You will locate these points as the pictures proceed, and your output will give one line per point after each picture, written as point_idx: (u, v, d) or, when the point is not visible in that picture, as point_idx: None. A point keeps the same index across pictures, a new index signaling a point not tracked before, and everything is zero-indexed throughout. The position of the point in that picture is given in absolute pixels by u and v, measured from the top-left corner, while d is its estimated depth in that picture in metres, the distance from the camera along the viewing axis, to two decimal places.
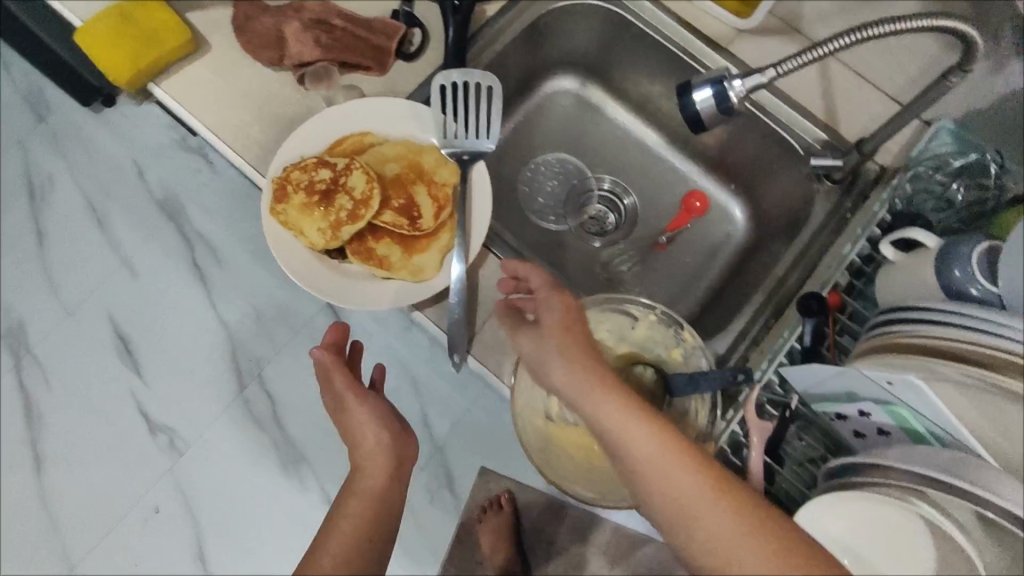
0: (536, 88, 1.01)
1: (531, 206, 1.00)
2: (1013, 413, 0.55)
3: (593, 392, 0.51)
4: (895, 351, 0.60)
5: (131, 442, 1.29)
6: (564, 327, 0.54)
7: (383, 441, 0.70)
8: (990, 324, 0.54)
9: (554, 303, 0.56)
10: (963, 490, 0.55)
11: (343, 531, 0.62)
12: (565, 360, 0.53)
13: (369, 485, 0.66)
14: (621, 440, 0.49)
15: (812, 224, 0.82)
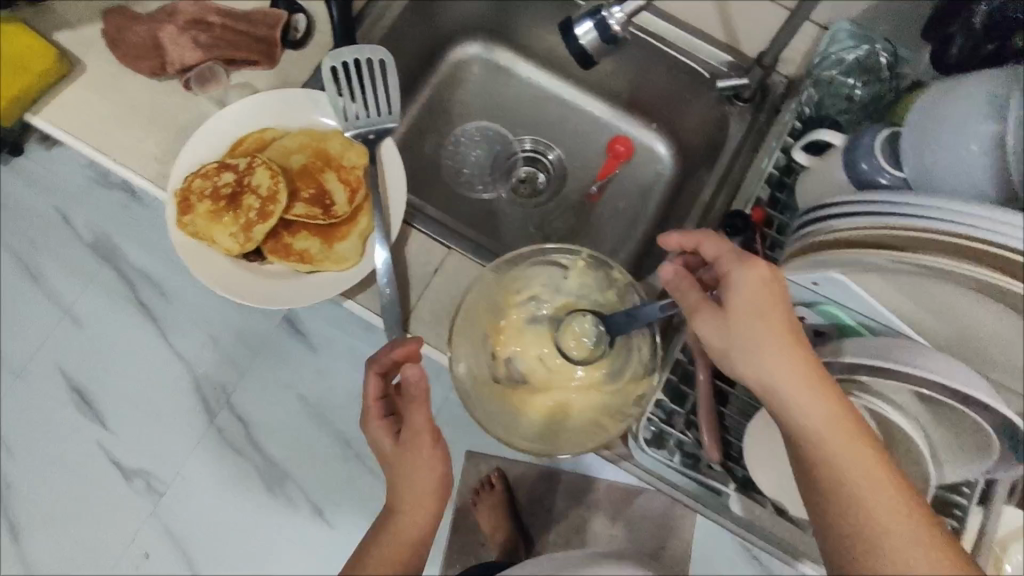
0: (442, 58, 0.99)
1: (459, 179, 0.98)
2: (938, 291, 0.56)
3: (795, 386, 0.51)
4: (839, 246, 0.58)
5: (106, 491, 1.25)
6: (752, 315, 0.52)
7: (428, 494, 0.62)
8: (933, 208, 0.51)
9: (744, 280, 0.53)
10: (892, 371, 0.55)
11: (389, 543, 0.61)
12: (758, 349, 0.52)
13: (399, 542, 0.61)
14: (814, 436, 0.51)
15: (731, 146, 0.82)
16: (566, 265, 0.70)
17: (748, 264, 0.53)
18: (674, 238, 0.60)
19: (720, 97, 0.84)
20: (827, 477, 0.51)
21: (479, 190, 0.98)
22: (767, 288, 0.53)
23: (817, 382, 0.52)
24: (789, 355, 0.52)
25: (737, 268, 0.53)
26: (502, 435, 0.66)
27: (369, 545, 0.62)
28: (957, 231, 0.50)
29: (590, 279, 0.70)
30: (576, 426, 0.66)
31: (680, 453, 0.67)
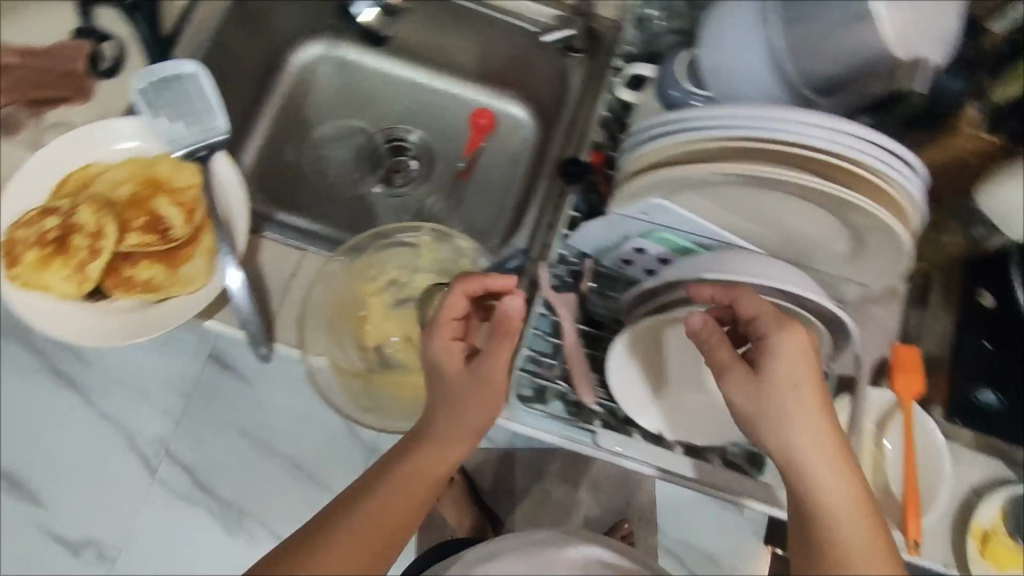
0: (284, 63, 0.98)
1: (327, 180, 0.96)
2: (761, 196, 0.58)
3: (823, 460, 0.49)
4: (672, 162, 0.56)
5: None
6: (788, 385, 0.50)
7: (460, 441, 0.56)
8: (765, 121, 0.53)
9: (786, 347, 0.51)
10: (731, 281, 0.57)
11: (384, 501, 0.51)
12: (787, 419, 0.50)
13: (408, 490, 0.52)
14: (834, 522, 0.48)
15: (574, 96, 0.83)
16: (413, 243, 0.72)
17: (793, 329, 0.51)
18: (706, 291, 0.56)
19: (557, 50, 0.85)
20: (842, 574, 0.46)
21: (351, 188, 0.96)
22: (805, 359, 0.51)
23: (846, 469, 0.49)
24: (820, 430, 0.50)
25: (778, 333, 0.51)
26: (382, 423, 0.66)
27: (371, 482, 0.53)
28: (740, 133, 0.53)
29: (443, 252, 0.71)
30: None
31: (560, 403, 0.67)
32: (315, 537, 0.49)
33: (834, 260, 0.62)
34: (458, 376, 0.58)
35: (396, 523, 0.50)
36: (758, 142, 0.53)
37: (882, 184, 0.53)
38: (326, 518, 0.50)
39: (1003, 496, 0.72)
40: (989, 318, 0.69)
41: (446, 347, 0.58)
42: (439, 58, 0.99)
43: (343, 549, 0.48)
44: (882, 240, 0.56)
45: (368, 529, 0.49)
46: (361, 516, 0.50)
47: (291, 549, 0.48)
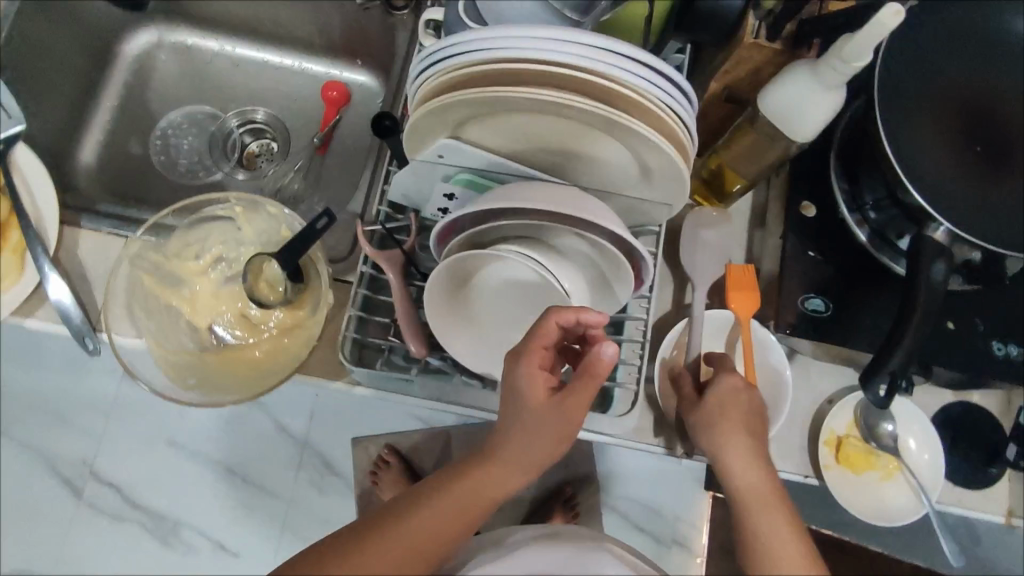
0: (117, 57, 0.94)
1: (178, 171, 0.93)
2: (548, 124, 0.57)
3: (742, 459, 0.54)
4: (457, 88, 0.55)
5: None
6: (721, 406, 0.57)
7: (521, 471, 0.54)
8: (550, 43, 0.52)
9: (725, 381, 0.58)
10: (523, 207, 0.56)
11: (436, 514, 0.51)
12: (711, 430, 0.56)
13: (459, 508, 0.52)
14: (748, 501, 0.51)
15: (401, 53, 0.82)
16: (230, 216, 0.70)
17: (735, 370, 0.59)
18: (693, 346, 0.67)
19: (382, 9, 0.84)
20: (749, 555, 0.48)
21: (205, 175, 0.94)
22: (738, 394, 0.57)
23: (764, 465, 0.53)
24: (742, 438, 0.55)
25: (721, 371, 0.59)
26: (213, 400, 0.65)
27: (423, 500, 0.52)
28: (489, 59, 0.53)
29: (259, 222, 0.70)
30: (280, 364, 0.66)
31: (397, 361, 0.67)
32: (359, 544, 0.48)
33: (631, 183, 0.62)
34: (528, 412, 0.52)
35: (437, 542, 0.50)
36: (541, 64, 0.52)
37: (633, 96, 0.53)
38: (373, 526, 0.50)
39: (855, 403, 0.72)
40: (815, 230, 0.71)
41: (536, 384, 0.52)
42: (278, 34, 0.97)
43: (390, 552, 0.48)
44: (653, 153, 0.56)
45: (409, 543, 0.49)
46: (413, 524, 0.50)
47: (333, 550, 0.49)
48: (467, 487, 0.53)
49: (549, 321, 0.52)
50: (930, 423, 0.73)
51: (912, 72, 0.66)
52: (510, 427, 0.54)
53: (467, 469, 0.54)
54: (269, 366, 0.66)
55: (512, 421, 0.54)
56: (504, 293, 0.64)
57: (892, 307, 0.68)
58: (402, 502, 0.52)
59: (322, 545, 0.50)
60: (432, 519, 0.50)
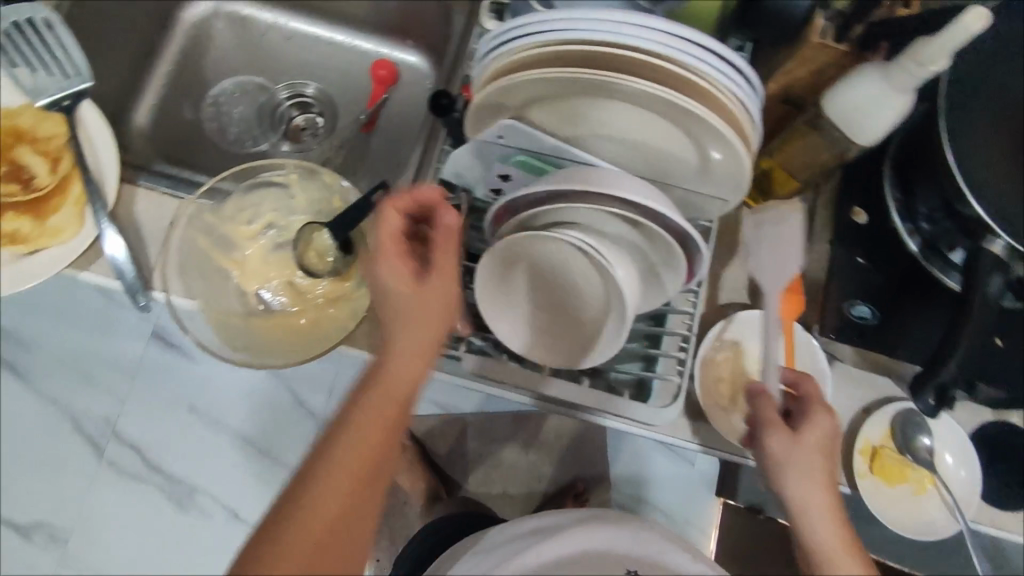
0: (176, 23, 0.96)
1: (227, 139, 0.95)
2: (612, 110, 0.58)
3: (824, 510, 0.51)
4: (526, 69, 0.55)
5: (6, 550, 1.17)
6: (816, 451, 0.53)
7: (414, 364, 0.51)
8: (624, 27, 0.52)
9: (824, 421, 0.54)
10: (579, 192, 0.56)
11: (343, 448, 0.48)
12: (795, 470, 0.52)
13: (364, 434, 0.48)
14: (829, 563, 0.49)
15: (457, 35, 0.82)
16: (285, 183, 0.71)
17: (827, 409, 0.55)
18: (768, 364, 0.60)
19: None
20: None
21: (253, 145, 0.95)
22: (829, 438, 0.54)
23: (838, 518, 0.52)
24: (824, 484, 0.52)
25: (819, 410, 0.55)
26: (258, 363, 0.65)
27: (333, 436, 0.49)
28: (559, 38, 0.53)
29: (313, 192, 0.71)
30: (325, 333, 0.66)
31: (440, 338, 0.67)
32: (292, 506, 0.46)
33: (685, 174, 0.62)
34: (412, 297, 0.52)
35: (363, 460, 0.48)
36: (612, 48, 0.53)
37: (701, 82, 0.53)
38: (298, 487, 0.47)
39: (896, 413, 0.71)
40: (864, 237, 0.70)
41: (401, 265, 0.52)
42: (332, 10, 0.97)
43: (323, 503, 0.46)
44: (716, 143, 0.56)
45: (332, 487, 0.46)
46: (328, 469, 0.47)
47: (272, 525, 0.46)
48: (368, 401, 0.49)
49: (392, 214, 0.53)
50: (968, 438, 0.73)
51: (974, 84, 0.65)
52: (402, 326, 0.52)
53: (366, 383, 0.51)
54: (314, 335, 0.67)
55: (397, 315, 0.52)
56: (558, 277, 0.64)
57: (941, 319, 0.68)
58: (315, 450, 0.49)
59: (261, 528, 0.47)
60: (346, 446, 0.48)
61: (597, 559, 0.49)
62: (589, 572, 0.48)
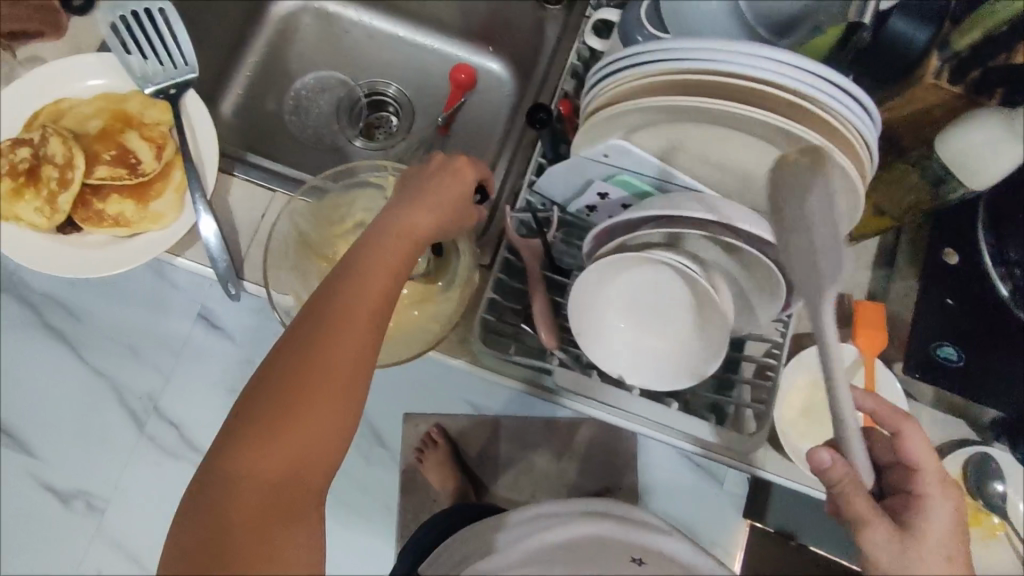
0: (266, 14, 0.98)
1: (307, 133, 0.96)
2: (727, 140, 0.58)
3: None
4: (646, 93, 0.56)
5: (45, 516, 1.18)
6: (940, 551, 0.51)
7: (425, 224, 0.56)
8: (757, 59, 0.52)
9: (942, 512, 0.53)
10: (685, 217, 0.57)
11: (349, 280, 0.51)
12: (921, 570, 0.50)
13: (369, 272, 0.52)
14: None
15: (549, 47, 0.82)
16: (382, 184, 0.71)
17: (951, 497, 0.54)
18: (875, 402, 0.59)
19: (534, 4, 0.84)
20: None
21: (330, 140, 0.96)
22: (954, 533, 0.53)
23: None
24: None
25: (937, 498, 0.53)
26: None
27: (315, 323, 0.49)
28: (700, 68, 0.53)
29: None
30: (406, 332, 0.67)
31: (517, 346, 0.69)
32: (274, 383, 0.48)
33: None
34: (413, 210, 0.56)
35: (347, 345, 0.49)
36: (739, 79, 0.53)
37: (838, 124, 0.53)
38: (277, 366, 0.48)
39: (966, 457, 0.71)
40: (955, 279, 0.70)
41: (416, 191, 0.57)
42: (419, 12, 0.98)
43: (327, 330, 0.49)
44: (836, 185, 0.56)
45: (333, 317, 0.49)
46: (333, 297, 0.50)
47: (253, 399, 0.48)
48: (350, 292, 0.51)
49: (456, 163, 0.59)
50: None
51: None
52: (392, 231, 0.55)
53: (354, 259, 0.53)
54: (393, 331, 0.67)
55: (394, 222, 0.55)
56: (654, 298, 0.65)
57: None
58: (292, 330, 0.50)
59: (241, 401, 0.48)
60: (328, 331, 0.49)
61: (603, 547, 0.56)
62: (590, 551, 0.56)
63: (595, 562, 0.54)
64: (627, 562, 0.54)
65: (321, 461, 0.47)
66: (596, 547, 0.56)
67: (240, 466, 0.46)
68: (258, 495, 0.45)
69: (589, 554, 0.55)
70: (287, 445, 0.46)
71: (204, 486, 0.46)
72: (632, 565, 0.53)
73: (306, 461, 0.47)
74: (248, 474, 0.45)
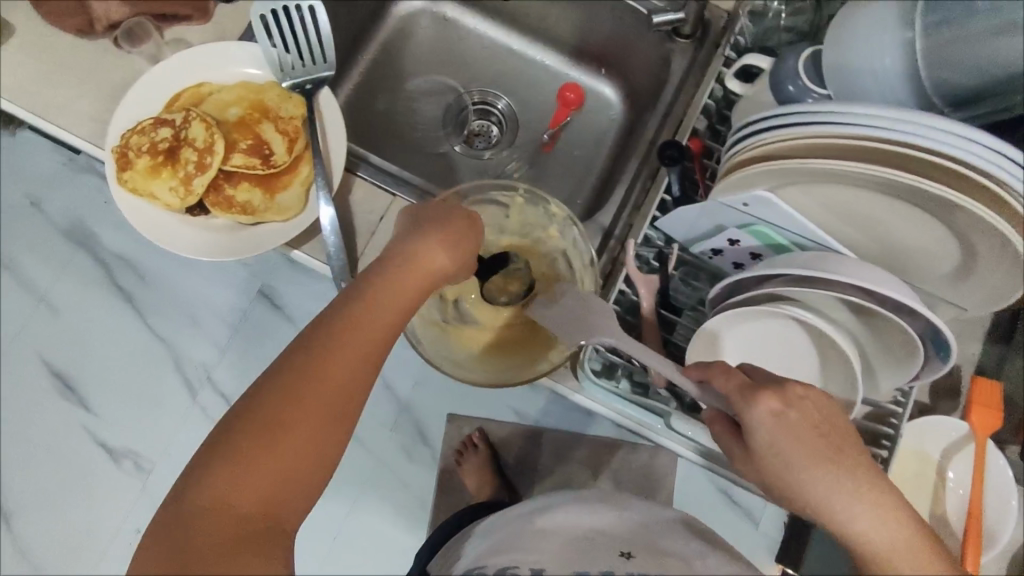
0: (386, 13, 0.99)
1: (414, 135, 0.97)
2: (878, 201, 0.57)
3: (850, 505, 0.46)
4: (802, 152, 0.55)
5: (95, 471, 1.21)
6: (778, 458, 0.48)
7: (439, 260, 0.56)
8: (934, 131, 0.50)
9: (758, 419, 0.49)
10: (830, 281, 0.56)
11: (365, 305, 0.51)
12: (794, 477, 0.48)
13: (385, 300, 0.52)
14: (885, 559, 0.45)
15: (673, 82, 0.81)
16: (505, 203, 0.73)
17: (764, 392, 0.49)
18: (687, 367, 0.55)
19: (661, 34, 0.83)
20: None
21: (436, 144, 0.97)
22: (784, 427, 0.48)
23: (882, 502, 0.46)
24: (830, 471, 0.47)
25: (744, 412, 0.49)
26: (461, 376, 0.68)
27: (318, 348, 0.49)
28: (871, 135, 0.51)
29: (530, 215, 0.73)
30: (529, 356, 0.68)
31: (628, 381, 0.69)
32: (269, 405, 0.47)
33: (931, 274, 0.61)
34: (428, 243, 0.56)
35: (348, 375, 0.49)
36: (913, 148, 0.51)
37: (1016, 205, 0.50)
38: (274, 389, 0.47)
39: None
40: None
41: (432, 225, 0.58)
42: (535, 26, 0.98)
43: (335, 352, 0.49)
44: (994, 262, 0.55)
45: (344, 340, 0.49)
46: (345, 319, 0.50)
47: (243, 417, 0.46)
48: (357, 320, 0.50)
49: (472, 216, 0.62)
50: None
51: None
52: (405, 261, 0.55)
53: (369, 282, 0.53)
54: (519, 355, 0.69)
55: (407, 250, 0.55)
56: (773, 350, 0.64)
57: None
58: (290, 353, 0.49)
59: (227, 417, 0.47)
60: (330, 358, 0.48)
61: (592, 544, 0.59)
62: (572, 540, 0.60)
63: (584, 563, 0.58)
64: (616, 560, 0.57)
65: (310, 482, 0.47)
66: (585, 544, 0.59)
67: (221, 489, 0.44)
68: (233, 521, 0.44)
69: (575, 551, 0.59)
70: (275, 470, 0.46)
71: (176, 505, 0.44)
72: (621, 563, 0.57)
73: (293, 487, 0.46)
74: (228, 498, 0.44)
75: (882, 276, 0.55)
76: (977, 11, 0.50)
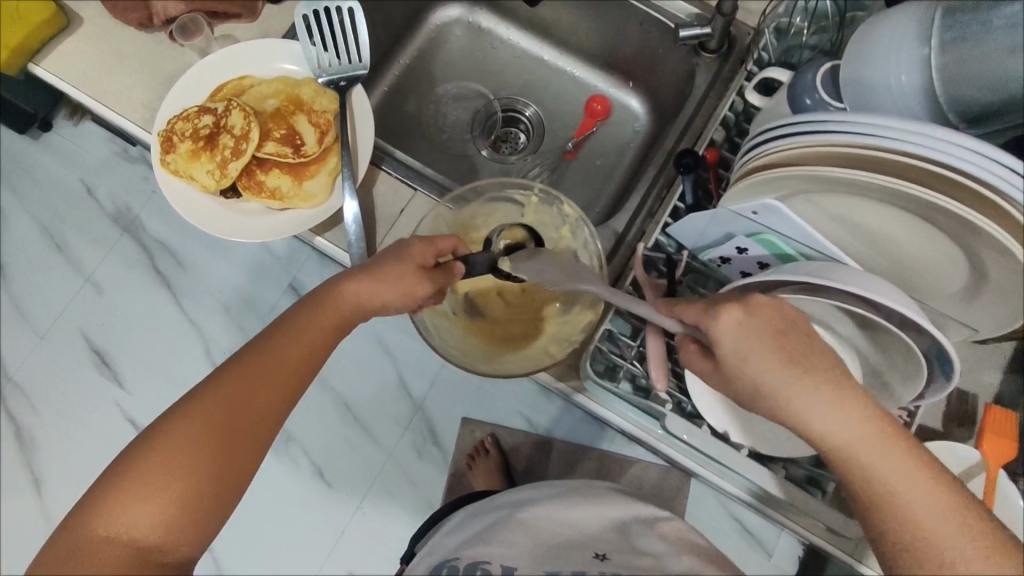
0: (424, 21, 1.03)
1: (442, 139, 1.01)
2: (889, 215, 0.58)
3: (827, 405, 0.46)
4: (819, 160, 0.55)
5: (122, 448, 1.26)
6: (740, 360, 0.48)
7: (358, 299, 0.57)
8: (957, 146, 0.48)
9: (720, 322, 0.49)
10: (840, 294, 0.55)
11: (276, 345, 0.55)
12: (757, 376, 0.48)
13: (297, 337, 0.55)
14: (854, 451, 0.46)
15: (696, 95, 0.83)
16: (522, 203, 0.75)
17: (725, 304, 0.49)
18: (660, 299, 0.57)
19: (687, 48, 0.84)
20: (877, 495, 0.46)
21: (463, 148, 1.01)
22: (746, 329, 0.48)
23: (850, 404, 0.47)
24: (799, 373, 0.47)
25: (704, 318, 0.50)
26: (462, 361, 0.69)
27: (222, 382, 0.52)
28: (882, 146, 0.51)
29: (545, 216, 0.74)
30: (530, 354, 0.70)
31: (629, 383, 0.70)
32: (165, 447, 0.49)
33: (943, 291, 0.61)
34: (357, 283, 0.57)
35: (262, 413, 0.52)
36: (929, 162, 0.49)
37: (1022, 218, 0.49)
38: (178, 419, 0.50)
39: None
40: None
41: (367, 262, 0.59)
42: (566, 38, 1.00)
43: (240, 387, 0.52)
44: (1005, 281, 0.54)
45: (249, 376, 0.53)
46: (253, 356, 0.54)
47: (146, 451, 0.49)
48: (270, 360, 0.54)
49: (410, 241, 0.59)
50: None
51: None
52: (322, 295, 0.57)
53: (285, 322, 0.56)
54: (522, 350, 0.71)
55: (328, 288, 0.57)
56: None
57: None
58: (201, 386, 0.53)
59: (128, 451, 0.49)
60: (246, 395, 0.52)
61: (571, 545, 0.63)
62: (550, 541, 0.64)
63: (557, 563, 0.61)
64: (591, 561, 0.60)
65: (212, 509, 0.50)
66: (562, 545, 0.63)
67: (126, 517, 0.47)
68: (131, 553, 0.47)
69: (554, 550, 0.62)
70: (173, 496, 0.48)
71: (79, 534, 0.47)
72: (594, 563, 0.59)
73: (193, 512, 0.49)
74: (128, 530, 0.47)
75: (897, 292, 0.54)
76: (995, 27, 0.50)
